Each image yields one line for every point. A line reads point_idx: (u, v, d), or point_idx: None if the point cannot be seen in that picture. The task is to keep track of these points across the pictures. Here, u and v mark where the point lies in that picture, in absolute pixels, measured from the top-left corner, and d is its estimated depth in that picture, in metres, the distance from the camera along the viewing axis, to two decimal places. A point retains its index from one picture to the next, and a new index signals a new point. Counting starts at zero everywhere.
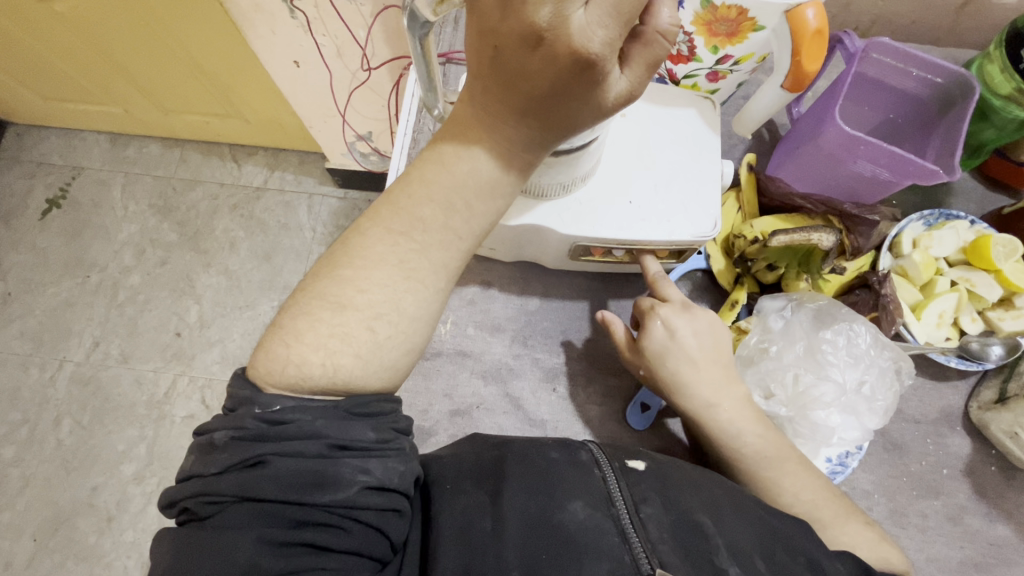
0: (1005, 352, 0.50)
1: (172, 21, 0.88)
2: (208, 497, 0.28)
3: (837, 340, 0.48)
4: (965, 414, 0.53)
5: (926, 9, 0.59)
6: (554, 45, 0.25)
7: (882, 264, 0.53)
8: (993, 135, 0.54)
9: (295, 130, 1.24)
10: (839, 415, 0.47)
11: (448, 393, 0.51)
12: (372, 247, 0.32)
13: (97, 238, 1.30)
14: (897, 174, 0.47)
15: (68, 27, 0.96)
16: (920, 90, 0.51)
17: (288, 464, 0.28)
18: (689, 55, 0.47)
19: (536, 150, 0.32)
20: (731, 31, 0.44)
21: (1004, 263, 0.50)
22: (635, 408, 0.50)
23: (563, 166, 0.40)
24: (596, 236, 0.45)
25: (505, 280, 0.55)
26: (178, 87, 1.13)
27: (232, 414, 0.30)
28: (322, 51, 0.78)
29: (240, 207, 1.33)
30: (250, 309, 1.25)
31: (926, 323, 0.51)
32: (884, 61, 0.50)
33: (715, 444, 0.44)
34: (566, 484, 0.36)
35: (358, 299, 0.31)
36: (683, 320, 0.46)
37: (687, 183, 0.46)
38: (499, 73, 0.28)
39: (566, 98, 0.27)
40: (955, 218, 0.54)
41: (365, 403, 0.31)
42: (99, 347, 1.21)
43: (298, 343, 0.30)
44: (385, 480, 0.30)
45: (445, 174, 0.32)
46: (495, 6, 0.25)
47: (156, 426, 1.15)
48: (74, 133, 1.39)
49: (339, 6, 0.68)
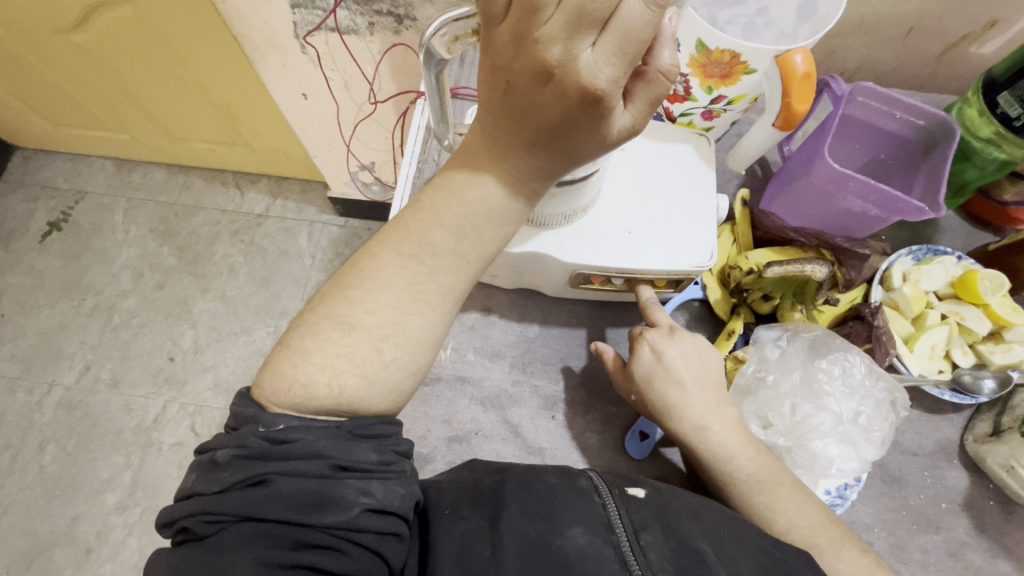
0: (997, 386, 0.52)
1: (186, 52, 0.92)
2: (207, 517, 0.28)
3: (833, 369, 0.48)
4: (960, 448, 0.53)
5: (906, 57, 0.63)
6: (564, 81, 0.27)
7: (874, 296, 0.54)
8: (976, 175, 0.56)
9: (300, 160, 1.27)
10: (837, 446, 0.47)
11: (447, 419, 0.51)
12: (381, 270, 0.32)
13: (96, 262, 1.31)
14: (885, 210, 0.49)
15: (84, 57, 1.00)
16: (903, 130, 0.53)
17: (290, 483, 0.28)
18: (685, 94, 0.49)
19: (543, 179, 0.33)
20: (724, 73, 0.45)
21: (992, 297, 0.51)
22: (634, 437, 0.50)
23: (565, 196, 0.42)
24: (597, 263, 0.46)
25: (506, 307, 0.56)
26: (185, 116, 1.16)
27: (235, 433, 0.30)
28: (330, 85, 0.82)
29: (240, 233, 1.34)
30: (246, 335, 1.25)
31: (918, 355, 0.52)
32: (869, 104, 0.52)
33: (716, 472, 0.44)
34: (567, 510, 0.35)
35: (366, 320, 0.32)
36: (682, 348, 0.47)
37: (684, 214, 0.48)
38: (512, 107, 0.29)
39: (574, 129, 0.29)
40: (942, 253, 0.56)
41: (368, 423, 0.31)
42: (90, 370, 1.20)
43: (305, 362, 0.30)
44: (386, 502, 0.30)
45: (455, 200, 0.33)
46: (508, 45, 0.27)
47: (144, 453, 1.13)
48: (80, 159, 1.41)
49: (349, 42, 0.72)
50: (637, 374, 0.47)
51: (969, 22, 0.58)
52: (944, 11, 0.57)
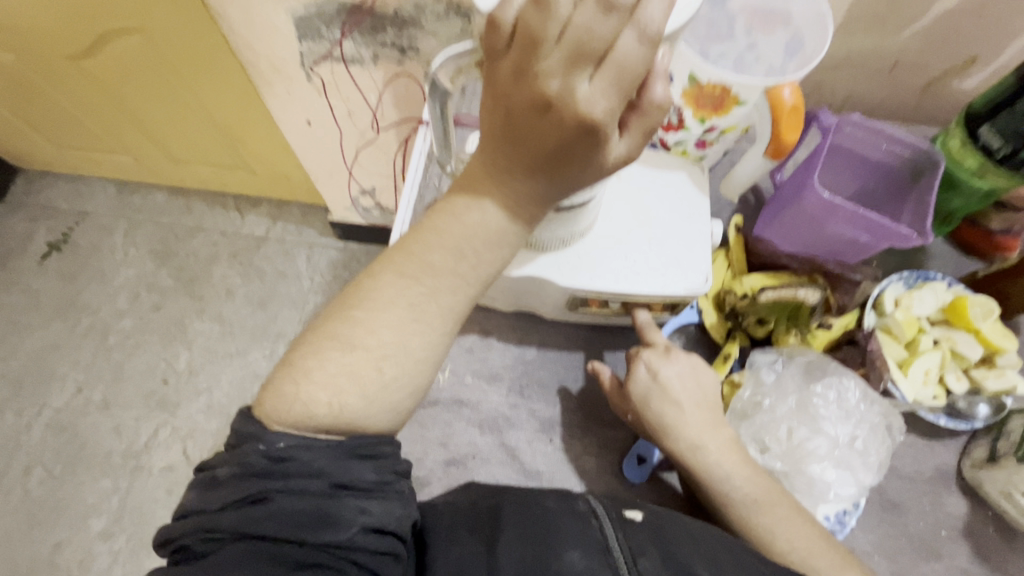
0: (991, 412, 0.53)
1: (192, 78, 0.95)
2: (207, 535, 0.28)
3: (828, 394, 0.48)
4: (958, 474, 0.53)
5: (893, 90, 0.65)
6: (562, 112, 0.28)
7: (867, 322, 0.55)
8: (960, 204, 0.57)
9: (301, 184, 1.29)
10: (835, 471, 0.47)
11: (444, 442, 0.51)
12: (383, 290, 0.32)
13: (93, 282, 1.31)
14: (875, 237, 0.50)
15: (91, 82, 1.03)
16: (890, 161, 0.55)
17: (291, 501, 0.28)
18: (678, 124, 0.50)
19: (541, 204, 0.33)
20: (716, 104, 0.47)
21: (982, 323, 0.53)
22: (631, 460, 0.50)
23: (563, 221, 0.43)
24: (594, 287, 0.47)
25: (504, 329, 0.56)
26: (189, 140, 1.18)
27: (235, 451, 0.30)
28: (334, 111, 0.84)
29: (239, 255, 1.35)
30: (241, 357, 1.25)
31: (913, 380, 0.52)
32: (857, 134, 0.54)
33: (714, 493, 0.44)
34: (564, 533, 0.35)
35: (368, 339, 0.31)
36: (678, 370, 0.47)
37: (680, 240, 0.49)
38: (511, 135, 0.30)
39: (571, 157, 0.30)
40: (932, 279, 0.56)
41: (367, 443, 0.31)
42: (82, 393, 1.20)
43: (307, 380, 0.30)
44: (384, 521, 0.30)
45: (456, 223, 0.33)
46: (510, 78, 0.28)
47: (132, 478, 1.13)
48: (81, 180, 1.42)
49: (354, 72, 0.75)
50: (634, 395, 0.47)
51: (951, 58, 0.60)
52: (926, 48, 0.59)
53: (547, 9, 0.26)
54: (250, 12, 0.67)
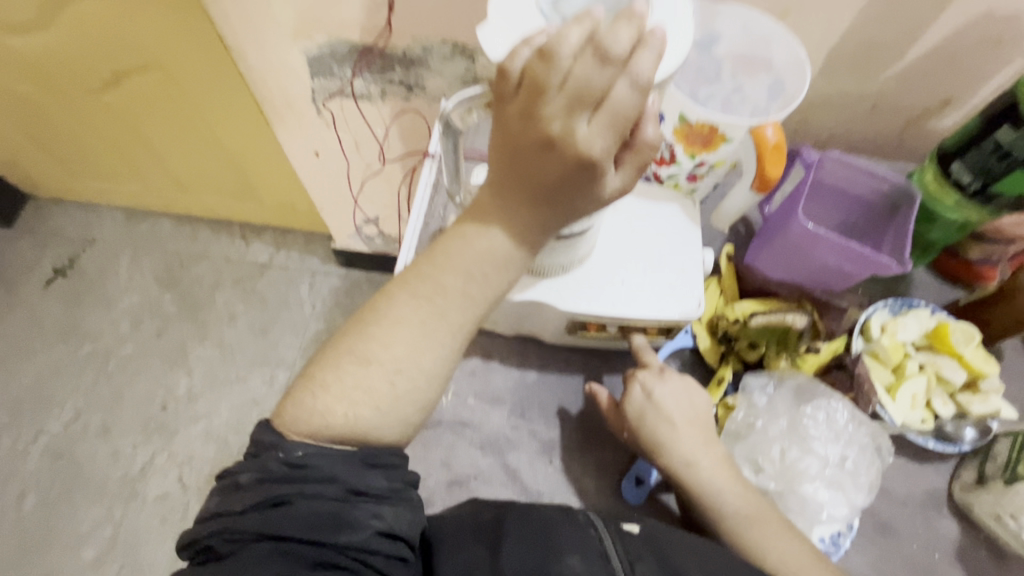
0: (978, 435, 0.54)
1: (207, 112, 1.00)
2: (231, 535, 0.30)
3: (817, 415, 0.50)
4: (948, 496, 0.54)
5: (873, 128, 0.69)
6: (564, 150, 0.31)
7: (855, 346, 0.57)
8: (939, 235, 0.60)
9: (306, 213, 1.32)
10: (827, 491, 0.48)
11: (447, 463, 0.52)
12: (397, 309, 0.35)
13: (97, 308, 1.33)
14: (857, 265, 0.53)
15: (110, 114, 1.07)
16: (870, 195, 0.58)
17: (310, 505, 0.30)
18: (670, 159, 0.54)
19: (544, 232, 0.36)
20: (705, 141, 0.50)
21: (965, 348, 0.54)
22: (630, 481, 0.51)
23: (565, 248, 0.46)
24: (592, 311, 0.49)
25: (505, 353, 0.58)
26: (199, 170, 1.22)
27: (256, 458, 0.32)
28: (342, 144, 0.88)
29: (242, 281, 1.37)
30: (241, 383, 1.25)
31: (901, 404, 0.54)
32: (838, 170, 0.58)
33: (708, 510, 0.45)
34: (564, 539, 0.36)
35: (381, 354, 0.34)
36: (672, 389, 0.49)
37: (673, 268, 0.52)
38: (517, 169, 0.33)
39: (571, 190, 0.33)
40: (916, 307, 0.59)
41: (379, 454, 0.33)
42: (79, 418, 1.20)
43: (325, 393, 0.33)
44: (396, 526, 0.32)
45: (466, 248, 0.36)
46: (516, 119, 0.32)
47: (127, 505, 1.13)
48: (90, 207, 1.46)
49: (363, 107, 0.79)
50: (629, 413, 0.49)
51: (925, 98, 0.64)
52: (900, 90, 0.64)
53: (550, 61, 0.30)
54: (266, 53, 0.72)
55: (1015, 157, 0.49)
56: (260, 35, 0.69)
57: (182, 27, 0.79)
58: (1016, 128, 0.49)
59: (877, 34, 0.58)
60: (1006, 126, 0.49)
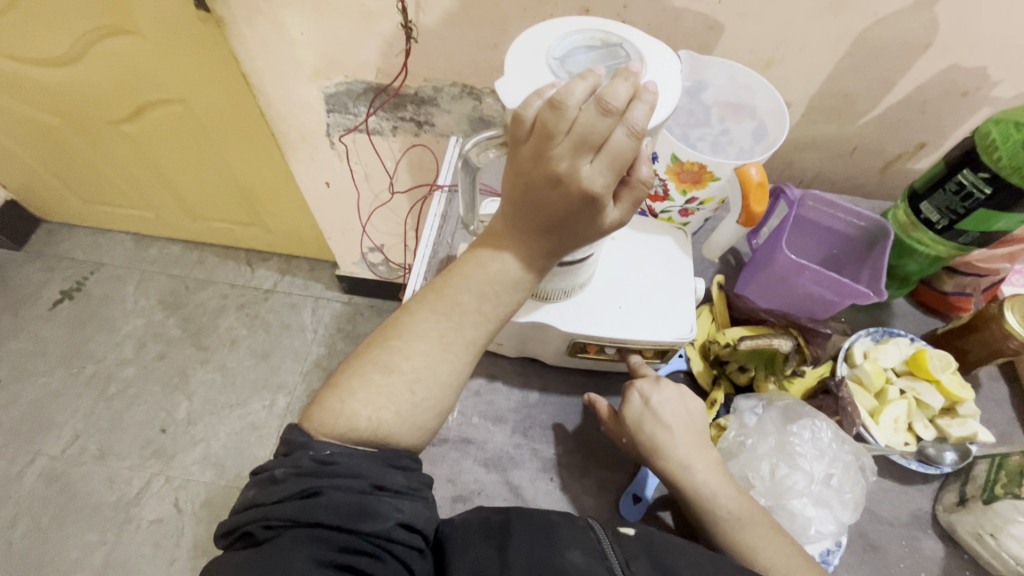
0: (958, 457, 0.57)
1: (223, 143, 1.05)
2: (267, 523, 0.34)
3: (803, 433, 0.52)
4: (932, 517, 0.57)
5: (854, 170, 0.75)
6: (570, 186, 0.35)
7: (840, 371, 0.60)
8: (917, 267, 0.64)
9: (312, 241, 1.36)
10: (814, 507, 0.51)
11: (452, 479, 0.54)
12: (418, 325, 0.39)
13: (101, 331, 1.35)
14: (838, 294, 0.57)
15: (129, 144, 1.13)
16: (848, 230, 0.63)
17: (339, 496, 0.33)
18: (664, 195, 0.59)
19: (551, 258, 0.40)
20: (695, 179, 0.55)
21: (942, 374, 0.58)
22: (628, 499, 0.53)
23: (566, 275, 0.50)
24: (592, 334, 0.52)
25: (509, 374, 0.61)
26: (211, 199, 1.27)
27: (289, 456, 0.36)
28: (353, 176, 0.94)
29: (246, 306, 1.40)
30: (241, 408, 1.27)
31: (884, 427, 0.57)
32: (819, 207, 0.62)
33: (702, 517, 0.47)
34: (565, 539, 0.39)
35: (404, 364, 0.38)
36: (668, 397, 0.52)
37: (667, 295, 0.55)
38: (528, 203, 0.38)
39: (576, 221, 0.37)
40: (896, 336, 0.63)
41: (397, 455, 0.37)
42: (78, 441, 1.21)
43: (352, 399, 0.36)
44: (414, 520, 0.35)
45: (481, 272, 0.40)
46: (528, 159, 0.36)
47: (120, 530, 1.12)
48: (100, 233, 1.50)
49: (375, 142, 0.85)
50: (628, 419, 0.52)
51: (901, 143, 0.70)
52: (877, 135, 0.69)
53: (559, 109, 0.34)
54: (287, 90, 0.77)
55: (975, 198, 0.53)
56: (283, 74, 0.74)
57: (207, 65, 0.85)
58: (976, 171, 0.53)
59: (852, 84, 0.63)
60: (966, 169, 0.54)
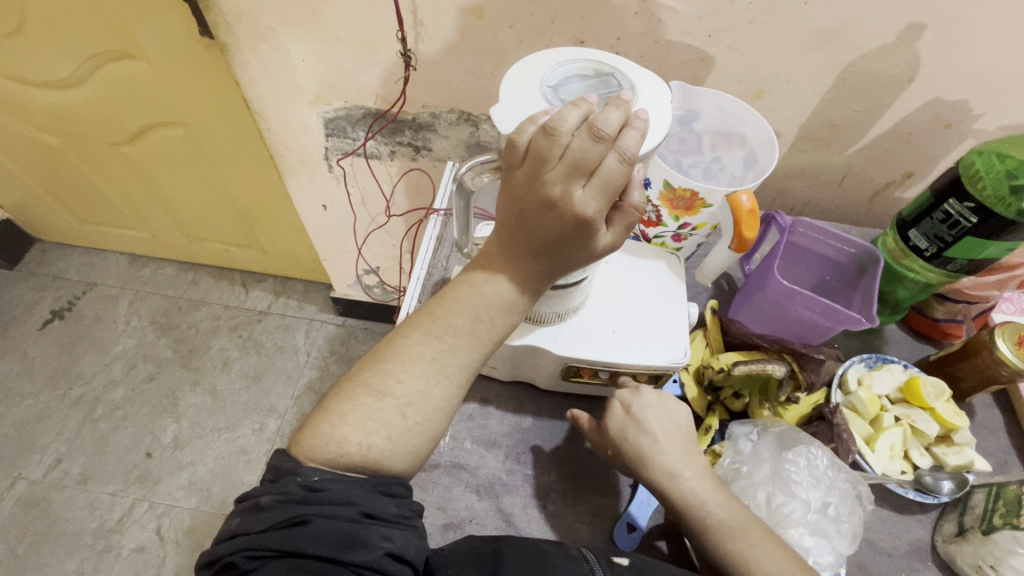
0: (955, 486, 0.56)
1: (222, 165, 1.06)
2: (251, 552, 0.33)
3: (798, 461, 0.52)
4: (932, 548, 0.56)
5: (844, 198, 0.76)
6: (564, 210, 0.36)
7: (835, 398, 0.60)
8: (907, 293, 0.64)
9: (308, 263, 1.37)
10: (812, 537, 0.49)
11: (442, 506, 0.53)
12: (412, 348, 0.39)
13: (91, 351, 1.34)
14: (830, 320, 0.56)
15: (128, 165, 1.14)
16: (838, 256, 0.63)
17: (327, 524, 0.33)
18: (657, 220, 0.59)
19: (545, 281, 0.40)
20: (687, 206, 0.56)
21: (936, 402, 0.58)
22: (623, 528, 0.52)
23: (560, 297, 0.50)
24: (586, 357, 0.52)
25: (502, 399, 0.60)
26: (208, 220, 1.28)
27: (276, 483, 0.35)
28: (350, 199, 0.95)
29: (239, 328, 1.39)
30: (229, 431, 1.24)
31: (880, 454, 0.57)
32: (809, 234, 0.63)
33: (698, 546, 0.46)
34: (558, 570, 0.38)
35: (396, 388, 0.37)
36: (665, 424, 0.51)
37: (660, 319, 0.56)
38: (523, 226, 0.38)
39: (569, 244, 0.38)
40: (890, 362, 0.63)
41: (388, 482, 0.36)
42: (59, 465, 1.18)
43: (342, 423, 0.36)
44: (404, 550, 0.35)
45: (475, 294, 0.40)
46: (523, 183, 0.37)
47: (99, 559, 1.08)
48: (95, 253, 1.49)
49: (373, 166, 0.86)
50: (614, 433, 0.51)
51: (889, 173, 0.71)
52: (866, 165, 0.71)
53: (553, 136, 0.35)
54: (286, 115, 0.78)
55: (962, 226, 0.54)
56: (283, 99, 0.76)
57: (210, 89, 0.87)
58: (961, 201, 0.54)
59: (839, 115, 0.65)
60: (952, 199, 0.55)
